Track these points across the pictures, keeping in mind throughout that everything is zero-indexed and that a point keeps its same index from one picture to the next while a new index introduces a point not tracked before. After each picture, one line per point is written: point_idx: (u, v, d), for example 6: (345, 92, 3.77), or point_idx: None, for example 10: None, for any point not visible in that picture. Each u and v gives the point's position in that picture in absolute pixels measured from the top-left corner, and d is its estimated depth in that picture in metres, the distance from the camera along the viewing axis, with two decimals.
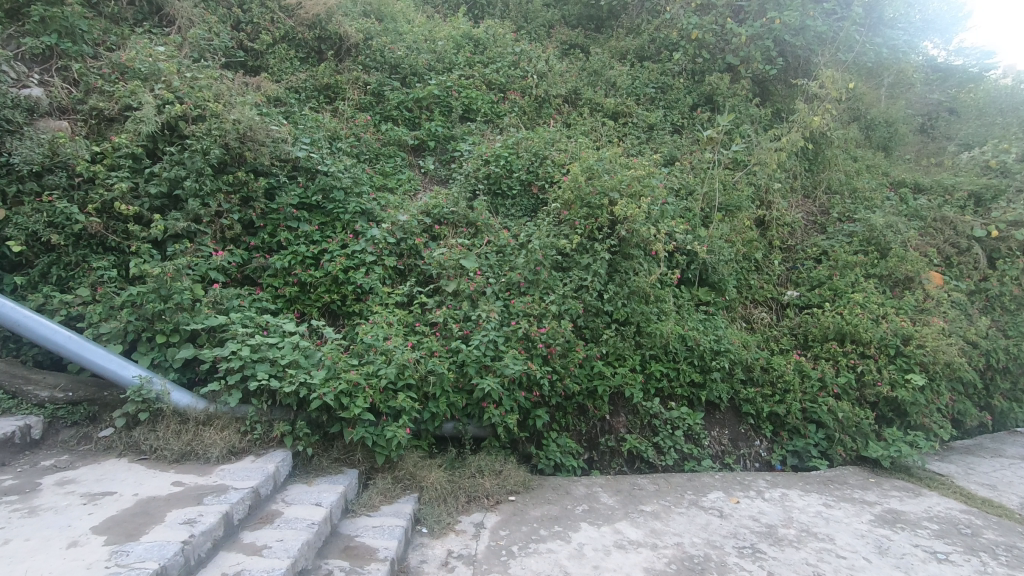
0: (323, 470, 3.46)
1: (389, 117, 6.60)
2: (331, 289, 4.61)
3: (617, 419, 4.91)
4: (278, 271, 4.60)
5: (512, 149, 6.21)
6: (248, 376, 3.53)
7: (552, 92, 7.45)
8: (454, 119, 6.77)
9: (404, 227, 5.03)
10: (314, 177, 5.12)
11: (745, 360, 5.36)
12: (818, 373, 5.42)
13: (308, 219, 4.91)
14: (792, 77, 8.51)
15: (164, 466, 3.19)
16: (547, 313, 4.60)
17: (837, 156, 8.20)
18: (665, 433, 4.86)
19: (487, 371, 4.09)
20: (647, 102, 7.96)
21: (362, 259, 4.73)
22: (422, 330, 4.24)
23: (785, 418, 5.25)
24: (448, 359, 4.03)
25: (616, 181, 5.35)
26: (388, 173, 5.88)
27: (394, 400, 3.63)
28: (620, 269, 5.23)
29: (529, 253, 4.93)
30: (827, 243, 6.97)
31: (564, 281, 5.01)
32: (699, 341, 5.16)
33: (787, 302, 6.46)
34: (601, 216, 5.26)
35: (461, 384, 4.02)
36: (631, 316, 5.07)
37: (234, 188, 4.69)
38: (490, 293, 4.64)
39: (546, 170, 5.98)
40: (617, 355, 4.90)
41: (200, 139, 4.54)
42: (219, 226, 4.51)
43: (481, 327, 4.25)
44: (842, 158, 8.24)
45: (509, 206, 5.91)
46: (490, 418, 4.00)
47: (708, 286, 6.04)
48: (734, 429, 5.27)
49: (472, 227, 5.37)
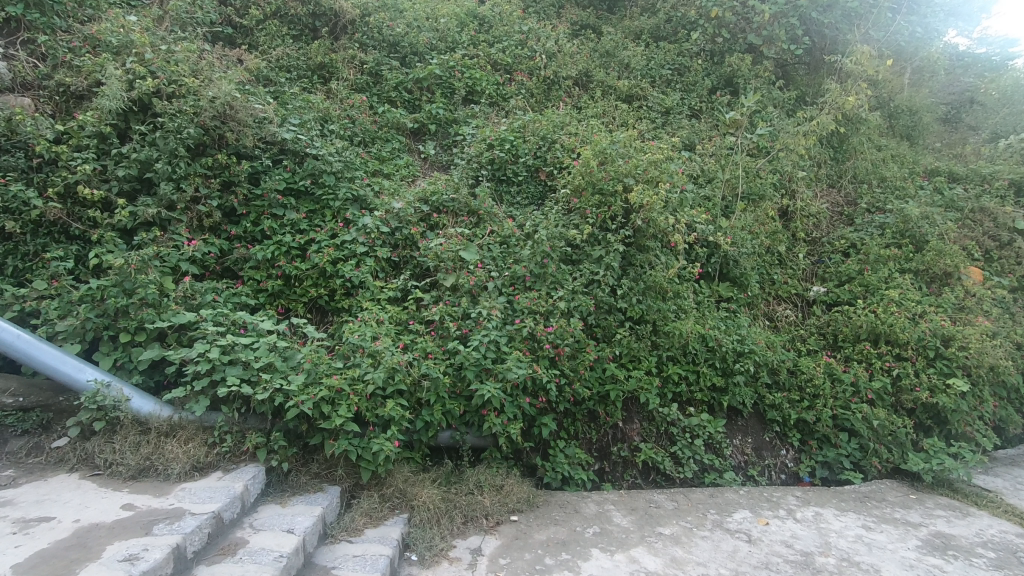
0: (300, 488, 3.08)
1: (387, 99, 6.17)
2: (318, 282, 4.21)
3: (631, 426, 4.48)
4: (261, 264, 4.21)
5: (518, 133, 5.77)
6: (217, 381, 3.14)
7: (562, 73, 6.97)
8: (457, 101, 6.33)
9: (399, 215, 4.62)
10: (302, 160, 4.72)
11: (771, 362, 4.91)
12: (850, 377, 4.97)
13: (294, 206, 4.52)
14: (818, 58, 7.97)
15: (118, 484, 2.81)
16: (555, 310, 4.18)
17: (865, 143, 7.69)
18: (683, 442, 4.43)
19: (488, 375, 3.68)
20: (663, 85, 7.46)
21: (352, 250, 4.33)
22: (417, 329, 3.84)
23: (815, 426, 4.81)
24: (444, 361, 3.62)
25: (631, 166, 4.90)
26: (385, 158, 5.47)
27: (382, 409, 3.23)
28: (635, 262, 4.79)
29: (536, 245, 4.51)
30: (856, 235, 6.46)
31: (574, 275, 4.59)
32: (721, 342, 4.72)
33: (813, 298, 6.01)
34: (615, 204, 4.81)
35: (459, 390, 3.62)
36: (646, 313, 4.64)
37: (214, 172, 4.31)
38: (492, 288, 4.23)
39: (555, 155, 5.54)
40: (631, 357, 4.48)
41: (174, 117, 4.12)
42: (196, 213, 4.13)
43: (482, 327, 3.84)
44: (870, 146, 7.74)
45: (514, 193, 5.47)
46: (490, 427, 3.59)
47: (729, 281, 5.57)
48: (758, 437, 4.85)
49: (473, 215, 4.93)
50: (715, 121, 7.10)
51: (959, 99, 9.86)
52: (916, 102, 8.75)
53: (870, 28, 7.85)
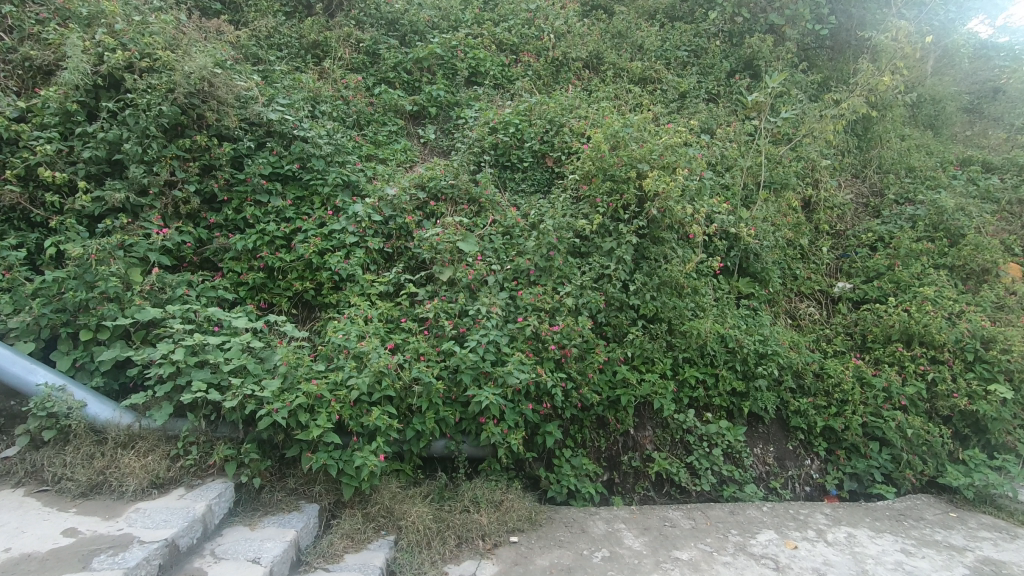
0: (274, 506, 2.75)
1: (385, 80, 5.80)
2: (305, 275, 3.89)
3: (643, 433, 4.12)
4: (242, 255, 3.87)
5: (524, 116, 5.39)
6: (183, 385, 2.81)
7: (571, 54, 6.55)
8: (459, 83, 5.94)
9: (393, 203, 4.25)
10: (290, 143, 4.37)
11: (795, 365, 4.54)
12: (882, 381, 4.58)
13: (280, 191, 4.18)
14: (844, 40, 7.49)
15: (65, 503, 2.49)
16: (562, 308, 3.84)
17: (892, 131, 7.23)
18: (700, 452, 4.07)
19: (486, 380, 3.34)
20: (678, 67, 7.03)
21: (342, 240, 3.98)
22: (409, 328, 3.49)
23: (843, 434, 4.43)
24: (438, 364, 3.28)
25: (646, 151, 4.49)
26: (381, 142, 5.11)
27: (367, 417, 2.90)
28: (649, 255, 4.41)
29: (542, 235, 4.15)
30: (884, 228, 6.03)
31: (582, 268, 4.22)
32: (742, 342, 4.35)
33: (838, 295, 5.60)
34: (628, 192, 4.42)
35: (454, 395, 3.27)
36: (661, 311, 4.27)
37: (193, 154, 3.98)
38: (493, 283, 3.88)
39: (563, 140, 5.16)
40: (644, 359, 4.12)
41: (144, 93, 3.75)
42: (172, 199, 3.80)
43: (481, 326, 3.49)
44: (897, 134, 7.29)
45: (518, 180, 5.11)
46: (489, 437, 3.25)
47: (750, 277, 5.16)
48: (781, 446, 4.48)
49: (474, 203, 4.55)
50: (734, 106, 6.67)
51: (981, 88, 9.03)
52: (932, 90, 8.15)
53: (901, 7, 7.33)
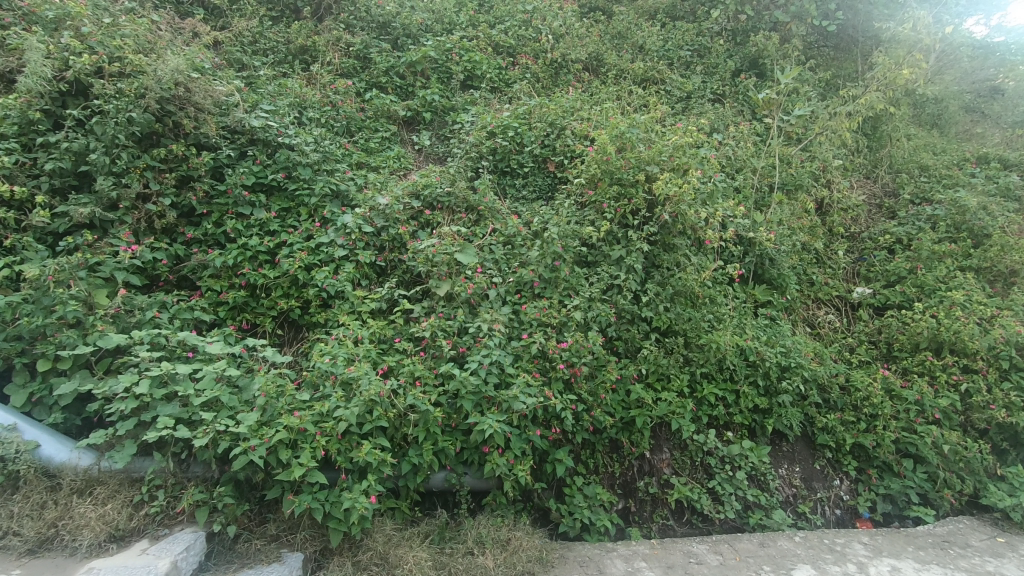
0: (252, 556, 2.44)
1: (377, 84, 5.53)
2: (291, 292, 3.60)
3: (660, 456, 3.81)
4: (222, 272, 3.58)
5: (523, 119, 5.13)
6: (149, 422, 2.50)
7: (570, 56, 6.29)
8: (455, 87, 5.69)
9: (386, 213, 3.94)
10: (275, 151, 4.11)
11: (820, 378, 4.23)
12: (913, 394, 4.27)
13: (263, 203, 3.91)
14: (850, 37, 7.25)
15: (9, 564, 2.19)
16: (569, 322, 3.55)
17: (904, 129, 6.95)
18: (723, 476, 3.75)
19: (490, 405, 3.04)
20: (681, 67, 6.77)
21: (330, 254, 3.69)
22: (403, 349, 3.19)
23: (873, 452, 4.12)
24: (435, 389, 2.98)
25: (655, 152, 4.21)
26: (373, 150, 4.84)
27: (358, 452, 2.61)
28: (661, 264, 4.14)
29: (546, 244, 3.86)
30: (902, 229, 5.73)
31: (590, 279, 3.93)
32: (763, 355, 4.04)
33: (858, 301, 5.30)
34: (637, 196, 4.14)
35: (454, 423, 2.96)
36: (675, 323, 3.98)
37: (168, 165, 3.72)
38: (495, 297, 3.60)
39: (564, 143, 4.89)
40: (659, 375, 3.82)
41: (113, 99, 3.48)
42: (145, 213, 3.53)
43: (482, 345, 3.20)
44: (910, 132, 7.01)
45: (519, 186, 4.83)
46: (493, 470, 2.95)
47: (766, 284, 4.86)
48: (807, 466, 4.16)
49: (473, 211, 4.24)
50: (741, 106, 6.41)
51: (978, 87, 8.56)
52: (945, 90, 7.77)
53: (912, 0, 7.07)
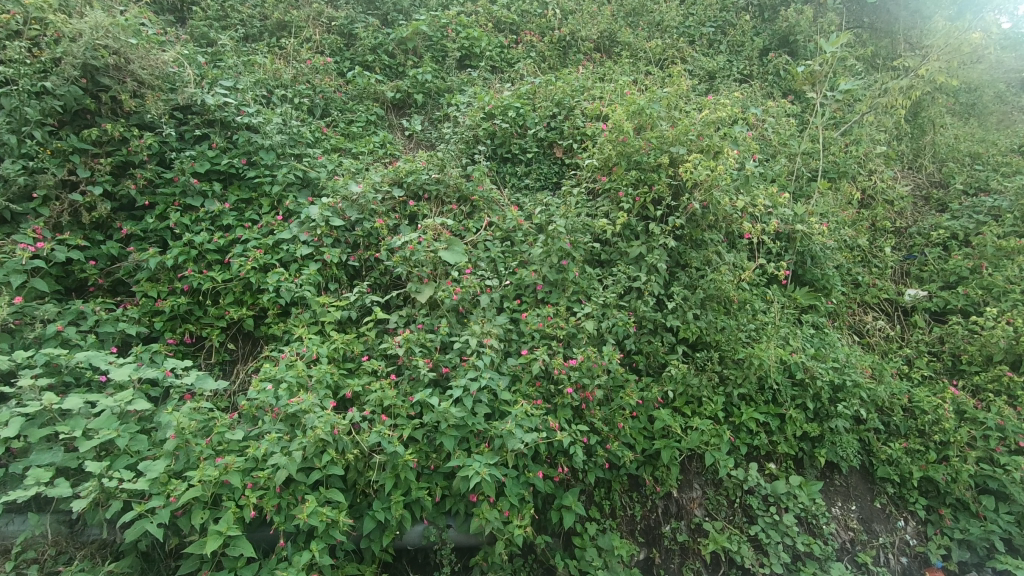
0: None
1: (363, 64, 4.92)
2: (243, 299, 2.99)
3: (689, 494, 3.15)
4: (162, 274, 2.98)
5: (526, 99, 4.48)
6: (22, 472, 1.89)
7: (580, 33, 5.61)
8: (450, 66, 5.06)
9: (360, 203, 3.30)
10: (235, 134, 3.52)
11: (879, 399, 3.54)
12: (996, 417, 3.52)
13: (218, 193, 3.34)
14: (891, 12, 6.50)
15: None
16: (580, 335, 2.92)
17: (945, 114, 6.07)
18: (768, 521, 3.06)
19: (478, 442, 2.41)
20: (703, 45, 6.06)
21: (292, 252, 3.07)
22: (372, 370, 2.57)
23: (947, 488, 3.41)
24: (408, 422, 2.34)
25: (680, 130, 3.52)
26: (354, 135, 4.23)
27: (299, 512, 1.99)
28: (689, 263, 3.49)
29: (551, 239, 3.21)
30: (957, 223, 4.94)
31: (605, 281, 3.29)
32: (813, 372, 3.36)
33: (911, 305, 4.58)
34: (659, 182, 3.46)
35: (432, 466, 2.33)
36: (705, 334, 3.32)
37: (104, 148, 3.18)
38: (489, 304, 2.97)
39: (574, 124, 4.25)
40: (688, 398, 3.17)
41: (20, 64, 2.97)
42: (70, 204, 2.98)
43: (469, 364, 2.56)
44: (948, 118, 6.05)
45: (521, 175, 4.19)
46: (481, 525, 2.31)
47: (809, 286, 4.16)
48: (865, 504, 3.47)
49: (465, 202, 3.61)
50: (773, 86, 5.69)
51: None
52: (997, 68, 6.60)
53: None
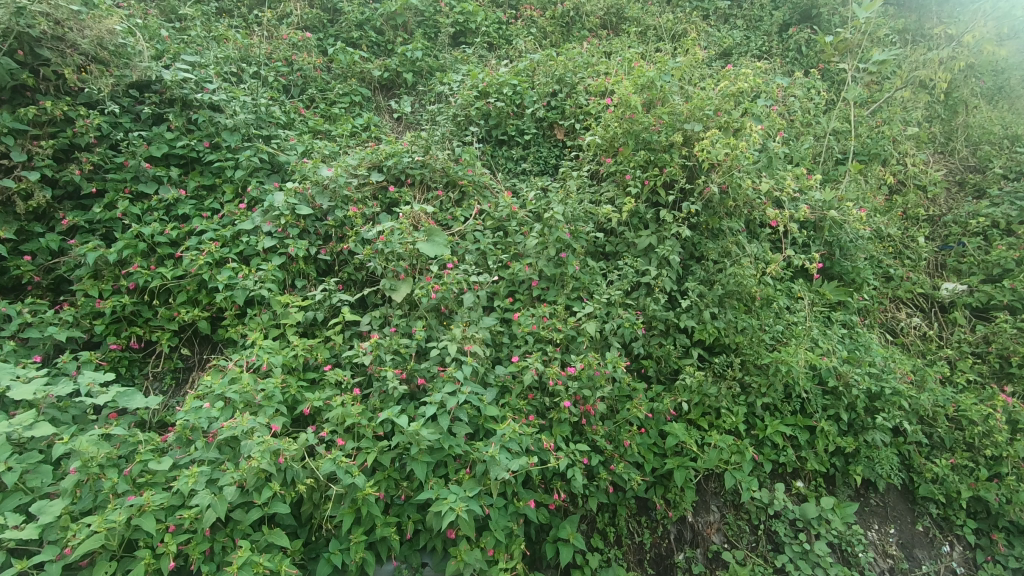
0: None
1: (348, 41, 4.52)
2: (198, 298, 2.64)
3: (705, 518, 2.76)
4: (104, 270, 2.62)
5: (524, 77, 4.07)
6: None
7: (585, 7, 5.14)
8: (443, 43, 4.64)
9: (333, 189, 2.93)
10: (196, 113, 3.16)
11: (922, 408, 3.11)
12: None
13: (175, 179, 2.98)
14: None
15: None
16: (580, 339, 2.54)
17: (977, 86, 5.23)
18: (796, 550, 2.66)
19: (457, 469, 2.04)
20: (719, 19, 5.58)
21: (254, 245, 2.72)
22: (337, 382, 2.20)
23: (1002, 510, 2.96)
24: (374, 446, 1.98)
25: (695, 104, 3.11)
26: (336, 117, 3.85)
27: (231, 561, 1.63)
28: (705, 255, 3.10)
29: (547, 228, 2.82)
30: (998, 210, 4.26)
31: (609, 276, 2.91)
32: (847, 379, 2.96)
33: (950, 301, 4.04)
34: (671, 163, 3.06)
35: (402, 497, 1.97)
36: (723, 336, 2.92)
37: (44, 128, 2.83)
38: (475, 302, 2.60)
39: (577, 103, 3.84)
40: (705, 410, 2.78)
41: None
42: (2, 191, 2.64)
43: (448, 374, 2.18)
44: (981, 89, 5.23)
45: (518, 159, 3.80)
46: (459, 568, 1.94)
47: (838, 281, 3.71)
48: (905, 527, 3.05)
49: (454, 188, 3.22)
50: (796, 61, 5.19)
51: None
52: None
53: None
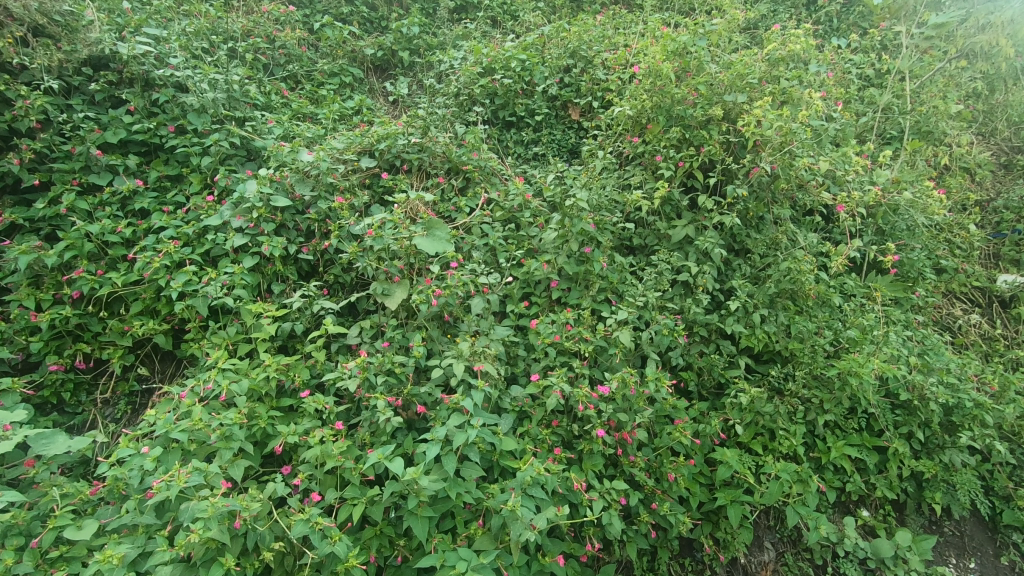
0: None
1: (337, 16, 4.07)
2: (156, 308, 2.23)
3: (759, 557, 2.34)
4: (44, 275, 2.21)
5: (534, 50, 3.61)
6: None
7: None
8: (443, 18, 4.19)
9: (315, 176, 2.50)
10: (158, 93, 2.72)
11: (1006, 421, 2.63)
12: None
13: (133, 169, 2.57)
14: None
15: None
16: (612, 350, 2.11)
17: None
18: None
19: (466, 522, 1.64)
20: None
21: (222, 243, 2.30)
22: (317, 412, 1.78)
23: None
24: (363, 496, 1.57)
25: (737, 71, 2.66)
26: (324, 99, 3.43)
27: None
28: (750, 248, 2.66)
29: (568, 219, 2.39)
30: None
31: (641, 274, 2.48)
32: (923, 392, 2.50)
33: (1015, 296, 3.55)
34: (710, 141, 2.62)
35: (399, 559, 1.57)
36: (775, 342, 2.49)
37: None
38: (485, 308, 2.17)
39: (594, 78, 3.39)
40: (758, 430, 2.35)
41: None
42: None
43: (454, 400, 1.76)
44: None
45: (528, 143, 3.38)
46: None
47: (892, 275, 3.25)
48: (988, 560, 2.54)
49: (457, 175, 2.79)
50: (829, 34, 4.71)
51: None
52: None
53: None
